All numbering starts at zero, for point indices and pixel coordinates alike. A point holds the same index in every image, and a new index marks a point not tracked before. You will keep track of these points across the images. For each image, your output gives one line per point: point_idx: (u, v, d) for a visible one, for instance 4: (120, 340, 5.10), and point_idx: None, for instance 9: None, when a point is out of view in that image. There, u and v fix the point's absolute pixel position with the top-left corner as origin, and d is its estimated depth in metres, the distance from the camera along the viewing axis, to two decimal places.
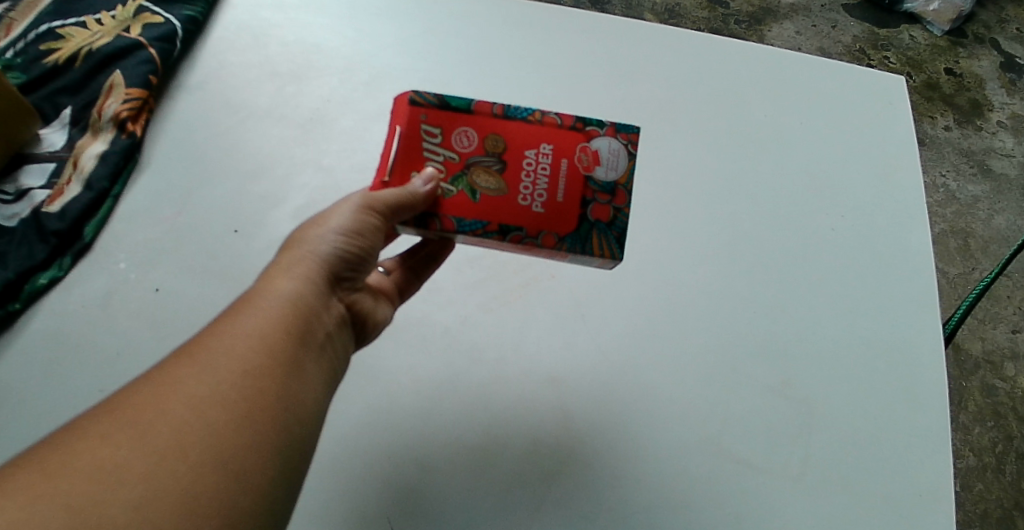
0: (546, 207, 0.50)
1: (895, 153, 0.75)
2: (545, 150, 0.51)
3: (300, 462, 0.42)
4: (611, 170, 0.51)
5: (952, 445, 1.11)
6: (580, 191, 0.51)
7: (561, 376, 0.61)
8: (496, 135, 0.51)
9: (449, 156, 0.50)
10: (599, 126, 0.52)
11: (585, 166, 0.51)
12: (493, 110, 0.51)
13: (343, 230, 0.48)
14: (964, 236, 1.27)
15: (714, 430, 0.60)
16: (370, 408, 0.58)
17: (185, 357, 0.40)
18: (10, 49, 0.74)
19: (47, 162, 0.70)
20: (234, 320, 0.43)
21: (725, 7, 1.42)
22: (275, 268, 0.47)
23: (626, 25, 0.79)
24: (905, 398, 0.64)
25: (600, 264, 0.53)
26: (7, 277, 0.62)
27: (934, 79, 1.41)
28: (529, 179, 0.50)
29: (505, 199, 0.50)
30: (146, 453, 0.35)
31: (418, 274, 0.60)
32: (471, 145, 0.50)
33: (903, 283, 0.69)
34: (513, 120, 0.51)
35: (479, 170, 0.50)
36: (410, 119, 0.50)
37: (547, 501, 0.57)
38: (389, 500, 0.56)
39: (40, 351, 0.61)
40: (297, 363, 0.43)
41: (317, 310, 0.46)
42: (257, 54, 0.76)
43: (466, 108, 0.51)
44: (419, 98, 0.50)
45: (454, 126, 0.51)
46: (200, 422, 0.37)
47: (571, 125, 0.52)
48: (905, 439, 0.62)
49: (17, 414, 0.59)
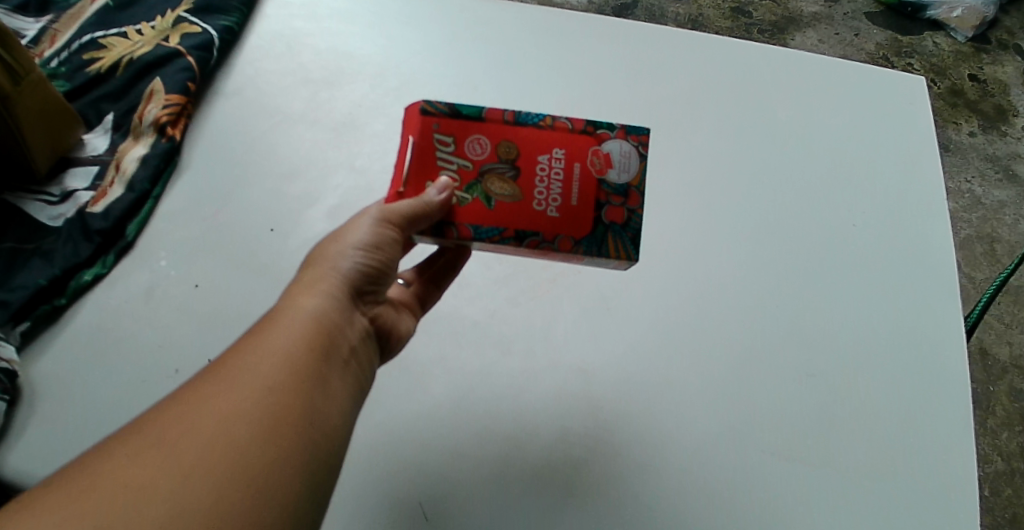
0: (561, 211, 0.51)
1: (917, 154, 0.76)
2: (557, 155, 0.51)
3: (328, 477, 0.40)
4: (622, 172, 0.52)
5: (980, 450, 1.09)
6: (593, 194, 0.51)
7: (587, 368, 0.62)
8: (508, 141, 0.51)
9: (463, 165, 0.50)
10: (609, 128, 0.52)
11: (597, 169, 0.51)
12: (504, 117, 0.51)
13: (364, 245, 0.48)
14: (990, 241, 1.26)
15: (739, 423, 0.61)
16: (402, 397, 0.60)
17: (209, 376, 0.40)
18: (54, 58, 0.77)
19: (90, 165, 0.73)
20: (258, 338, 0.42)
21: (749, 17, 1.43)
22: (298, 285, 0.47)
23: (650, 30, 0.81)
24: (931, 395, 0.64)
25: (616, 266, 0.54)
26: (54, 273, 0.64)
27: (958, 86, 1.41)
28: (543, 184, 0.51)
29: (520, 204, 0.50)
30: (172, 470, 0.34)
31: (438, 284, 0.60)
32: (484, 153, 0.50)
33: (926, 283, 0.69)
34: (525, 126, 0.51)
35: (492, 178, 0.50)
36: (422, 129, 0.50)
37: (575, 487, 0.58)
38: (421, 484, 0.57)
39: (85, 344, 0.64)
40: (321, 379, 0.42)
41: (341, 325, 0.46)
42: (291, 61, 0.79)
43: (477, 115, 0.51)
44: (430, 108, 0.50)
45: (466, 134, 0.50)
46: (225, 439, 0.36)
47: (582, 128, 0.52)
48: (932, 434, 0.62)
49: (63, 404, 0.61)
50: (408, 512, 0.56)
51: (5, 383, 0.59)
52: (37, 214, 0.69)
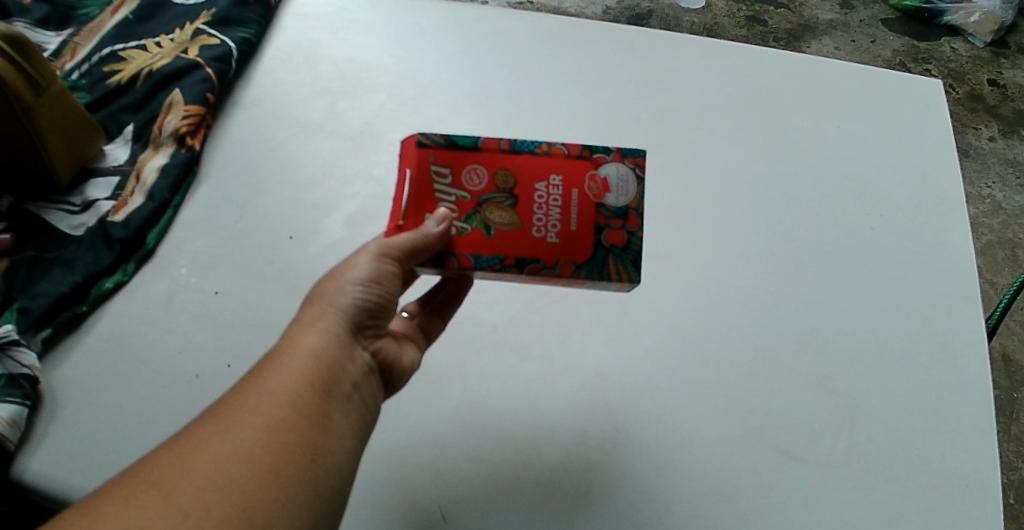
0: (560, 237, 0.51)
1: (937, 157, 0.76)
2: (555, 182, 0.51)
3: (329, 513, 0.40)
4: (621, 196, 0.51)
5: (1004, 458, 1.07)
6: (593, 219, 0.51)
7: (605, 373, 0.62)
8: (506, 170, 0.51)
9: (461, 196, 0.50)
10: (605, 152, 0.52)
11: (595, 194, 0.51)
12: (500, 146, 0.51)
13: (364, 281, 0.48)
14: (1012, 246, 1.24)
15: (761, 428, 0.60)
16: (420, 401, 0.60)
17: (210, 417, 0.40)
18: (75, 71, 0.80)
19: (111, 176, 0.74)
20: (259, 377, 0.42)
21: (764, 25, 1.44)
22: (298, 324, 0.46)
23: (667, 38, 0.82)
24: (957, 400, 0.63)
25: (618, 288, 0.53)
26: (75, 281, 0.65)
27: (978, 90, 1.40)
28: (542, 211, 0.51)
29: (519, 232, 0.50)
30: (170, 512, 0.34)
31: (441, 314, 0.60)
32: (482, 183, 0.50)
33: (950, 287, 0.68)
34: (521, 154, 0.51)
35: (491, 207, 0.50)
36: (419, 161, 0.50)
37: (594, 489, 0.57)
38: (439, 488, 0.56)
39: (104, 351, 0.64)
40: (323, 415, 0.42)
41: (343, 362, 0.46)
42: (308, 73, 0.80)
43: (473, 146, 0.50)
44: (426, 140, 0.50)
45: (463, 165, 0.50)
46: (224, 479, 0.36)
47: (579, 154, 0.52)
48: (958, 441, 0.61)
49: (80, 412, 0.61)
50: (427, 516, 0.55)
51: (25, 389, 0.59)
52: (58, 223, 0.70)
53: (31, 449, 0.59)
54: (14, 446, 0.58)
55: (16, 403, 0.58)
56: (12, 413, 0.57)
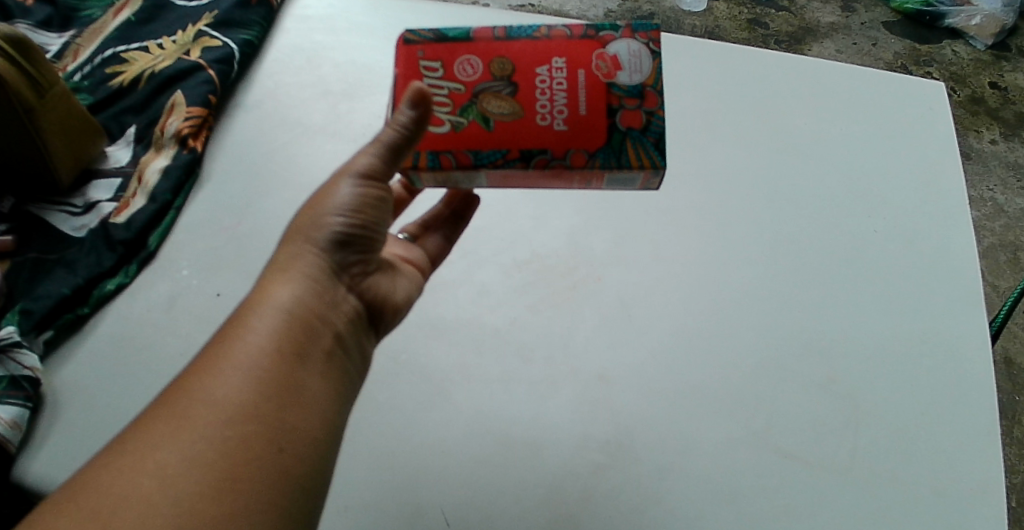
0: (569, 123, 0.49)
1: (940, 159, 0.76)
2: (557, 64, 0.49)
3: (309, 476, 0.45)
4: (634, 72, 0.49)
5: (1006, 460, 1.07)
6: (603, 100, 0.49)
7: (608, 376, 0.62)
8: (501, 58, 0.50)
9: (454, 88, 0.50)
10: (613, 29, 0.50)
11: (604, 72, 0.49)
12: (493, 34, 0.50)
13: (345, 208, 0.51)
14: (1013, 249, 1.24)
15: (763, 433, 0.60)
16: (423, 404, 0.60)
17: (170, 406, 0.44)
18: (77, 73, 0.80)
19: (113, 178, 0.74)
20: (219, 363, 0.46)
21: (764, 28, 1.45)
22: (276, 268, 0.51)
23: (669, 40, 0.82)
24: (962, 405, 0.62)
25: (642, 183, 0.51)
26: (77, 283, 0.65)
27: (979, 93, 1.40)
28: (545, 96, 0.49)
29: (523, 120, 0.49)
30: (139, 503, 0.39)
31: (446, 231, 0.65)
32: (476, 73, 0.50)
33: (954, 290, 0.68)
34: (518, 39, 0.50)
35: (488, 97, 0.49)
36: (409, 59, 0.50)
37: (596, 492, 0.57)
38: (441, 494, 0.56)
39: (106, 353, 0.63)
40: (291, 386, 0.46)
41: (320, 310, 0.50)
42: (310, 75, 0.80)
43: (465, 36, 0.50)
44: (415, 37, 0.50)
45: (455, 57, 0.50)
46: (186, 465, 0.41)
47: (582, 33, 0.50)
48: (965, 446, 0.60)
49: (81, 415, 0.60)
50: (429, 521, 0.55)
51: (27, 391, 0.59)
52: (61, 225, 0.70)
53: (32, 451, 0.59)
54: (15, 449, 0.57)
55: (18, 405, 0.58)
56: (14, 415, 0.57)
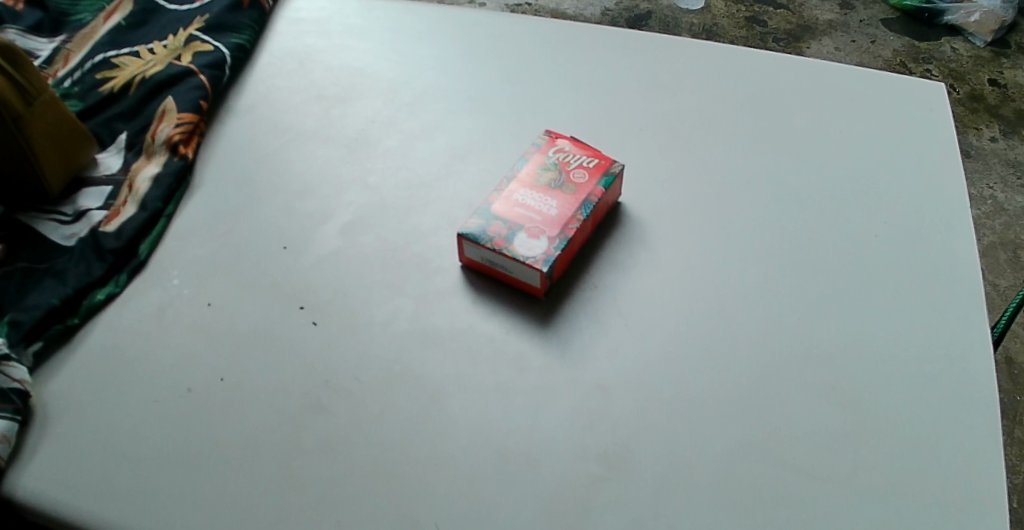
0: (512, 195, 0.65)
1: (939, 161, 0.75)
2: (554, 205, 0.64)
3: None
4: (521, 245, 0.61)
5: (1008, 463, 1.05)
6: (521, 219, 0.63)
7: (608, 385, 0.59)
8: (572, 191, 0.66)
9: (566, 164, 0.68)
10: (560, 248, 0.61)
11: (532, 229, 0.62)
12: (594, 196, 0.65)
13: None
14: (1014, 247, 1.21)
15: (774, 436, 0.56)
16: (417, 416, 0.57)
17: None
18: (67, 78, 0.80)
19: (103, 186, 0.73)
20: None
21: (763, 26, 1.45)
22: None
23: (661, 49, 0.86)
24: (986, 411, 0.58)
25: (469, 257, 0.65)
26: (66, 293, 0.63)
27: (978, 90, 1.40)
28: (544, 196, 0.65)
29: (525, 180, 0.67)
30: None
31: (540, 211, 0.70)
32: (574, 181, 0.66)
33: (961, 288, 0.66)
34: (580, 202, 0.65)
35: (555, 176, 0.67)
36: (591, 150, 0.70)
37: (597, 505, 0.53)
38: (432, 506, 0.52)
39: (91, 366, 0.61)
40: None
41: None
42: (303, 79, 0.83)
43: (601, 185, 0.66)
44: (615, 166, 0.68)
45: (592, 174, 0.67)
46: None
47: (564, 226, 0.63)
48: (996, 452, 0.56)
49: (61, 431, 0.57)
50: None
51: (16, 404, 0.56)
52: (51, 234, 0.69)
53: (14, 469, 0.55)
54: (3, 464, 0.54)
55: (7, 418, 0.54)
56: (3, 428, 0.54)
